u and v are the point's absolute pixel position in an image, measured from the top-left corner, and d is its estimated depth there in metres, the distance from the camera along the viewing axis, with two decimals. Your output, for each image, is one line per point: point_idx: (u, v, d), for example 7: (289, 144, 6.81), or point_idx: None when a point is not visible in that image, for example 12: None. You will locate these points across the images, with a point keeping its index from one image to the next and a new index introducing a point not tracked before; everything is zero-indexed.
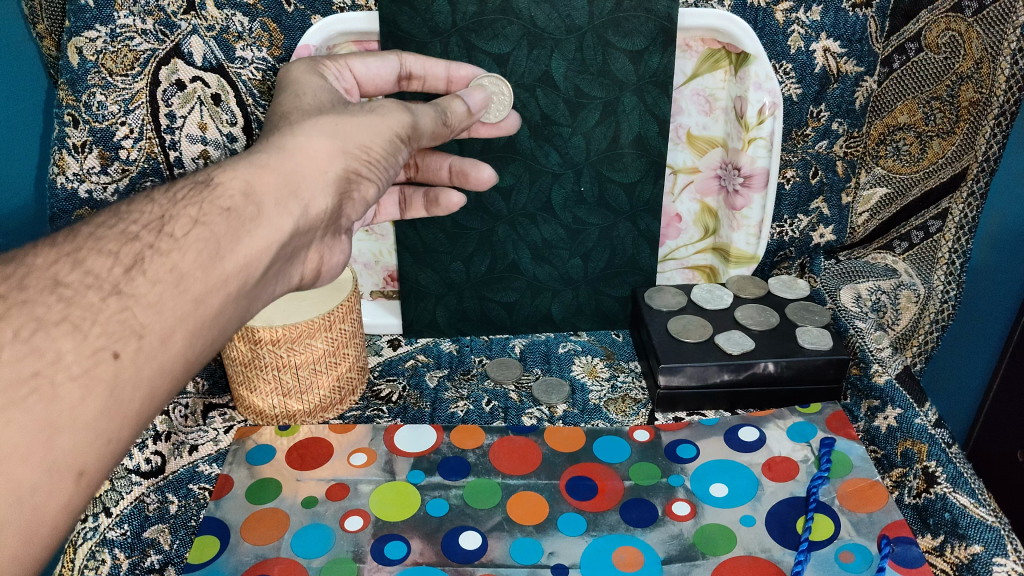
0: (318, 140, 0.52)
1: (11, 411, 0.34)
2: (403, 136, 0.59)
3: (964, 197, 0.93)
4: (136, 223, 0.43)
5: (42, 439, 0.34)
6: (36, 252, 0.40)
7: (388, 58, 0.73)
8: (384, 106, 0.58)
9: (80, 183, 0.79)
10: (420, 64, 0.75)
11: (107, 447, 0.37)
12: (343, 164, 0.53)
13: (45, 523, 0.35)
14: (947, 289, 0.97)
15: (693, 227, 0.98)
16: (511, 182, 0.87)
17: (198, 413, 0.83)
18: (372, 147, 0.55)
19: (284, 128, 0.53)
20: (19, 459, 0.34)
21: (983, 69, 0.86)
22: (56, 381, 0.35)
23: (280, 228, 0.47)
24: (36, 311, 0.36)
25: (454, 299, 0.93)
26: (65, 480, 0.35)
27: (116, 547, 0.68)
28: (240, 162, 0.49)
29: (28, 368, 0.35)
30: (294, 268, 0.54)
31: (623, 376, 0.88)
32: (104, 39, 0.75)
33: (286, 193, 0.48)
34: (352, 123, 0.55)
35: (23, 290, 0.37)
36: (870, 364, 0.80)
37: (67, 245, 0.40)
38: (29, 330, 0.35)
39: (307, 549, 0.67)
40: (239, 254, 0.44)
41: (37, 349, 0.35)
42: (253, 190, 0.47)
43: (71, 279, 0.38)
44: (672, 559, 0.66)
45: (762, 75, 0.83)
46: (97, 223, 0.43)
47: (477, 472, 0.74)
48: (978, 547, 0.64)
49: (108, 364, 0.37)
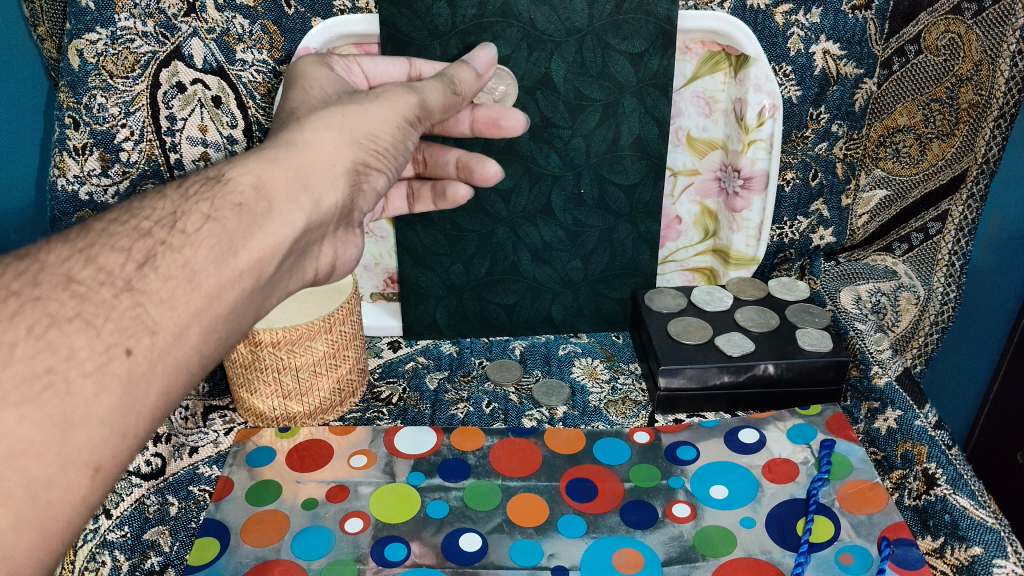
0: (325, 134, 0.52)
1: (26, 408, 0.34)
2: (411, 120, 0.59)
3: (964, 199, 0.93)
4: (148, 220, 0.43)
5: (56, 434, 0.35)
6: (49, 248, 0.40)
7: (399, 60, 0.73)
8: (388, 91, 0.58)
9: (80, 185, 0.79)
10: (430, 67, 0.75)
11: (122, 442, 0.38)
12: (352, 156, 0.53)
13: (60, 518, 0.35)
14: (947, 291, 0.96)
15: (693, 229, 0.98)
16: (512, 183, 0.87)
17: (198, 415, 0.83)
18: (380, 137, 0.55)
19: (291, 123, 0.54)
20: (35, 455, 0.34)
21: (982, 71, 0.86)
22: (70, 377, 0.36)
23: (291, 223, 0.47)
24: (49, 308, 0.36)
25: (454, 301, 0.93)
26: (80, 475, 0.36)
27: (116, 549, 0.69)
28: (251, 157, 0.49)
29: (42, 364, 0.35)
30: (306, 264, 0.54)
31: (623, 378, 0.88)
32: (104, 41, 0.75)
33: (297, 186, 0.48)
34: (360, 115, 0.55)
35: (37, 286, 0.37)
36: (870, 366, 0.80)
37: (80, 241, 0.41)
38: (42, 327, 0.36)
39: (308, 551, 0.67)
40: (251, 249, 0.44)
41: (51, 346, 0.35)
42: (264, 185, 0.47)
43: (84, 276, 0.38)
44: (673, 561, 0.66)
45: (762, 77, 0.83)
46: (110, 219, 0.43)
47: (477, 473, 0.74)
48: (978, 549, 0.64)
49: (121, 360, 0.37)
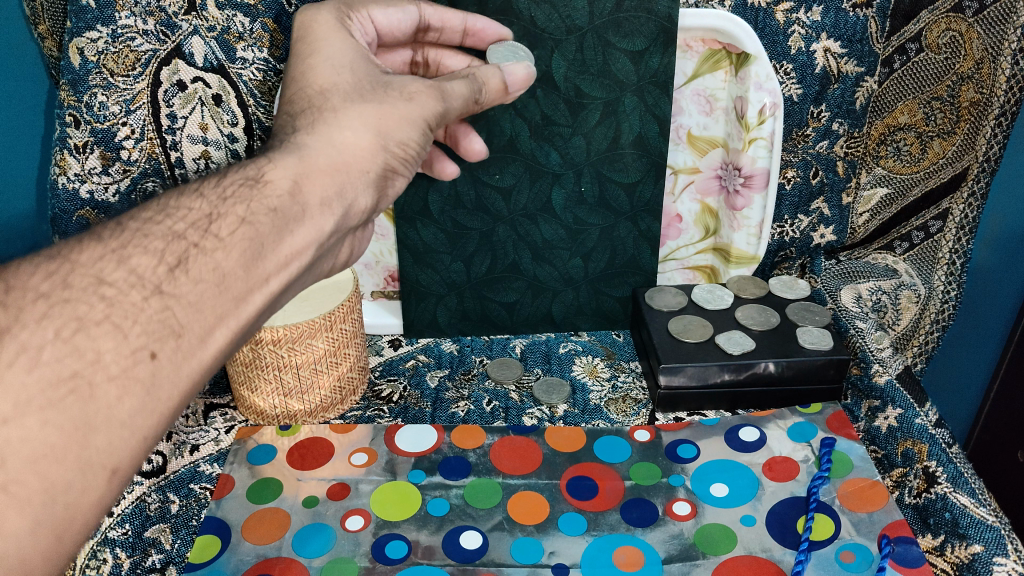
0: (363, 134, 0.53)
1: (49, 412, 0.35)
2: (431, 125, 0.58)
3: (964, 197, 0.94)
4: (182, 221, 0.44)
5: (77, 438, 0.36)
6: (82, 247, 0.41)
7: (409, 9, 0.70)
8: (420, 92, 0.57)
9: (81, 183, 0.79)
10: (439, 15, 0.73)
11: (140, 444, 0.39)
12: (383, 161, 0.53)
13: (75, 519, 0.37)
14: (947, 289, 0.97)
15: (693, 227, 0.98)
16: (512, 181, 0.87)
17: (199, 414, 0.83)
18: (410, 143, 0.56)
19: (326, 111, 0.53)
20: (55, 458, 0.35)
21: (983, 69, 0.86)
22: (95, 381, 0.37)
23: (320, 228, 0.48)
24: (78, 310, 0.38)
25: (454, 300, 0.93)
26: (98, 477, 0.37)
27: (116, 547, 0.69)
28: (287, 155, 0.49)
29: (68, 368, 0.36)
30: (321, 266, 0.55)
31: (623, 376, 0.88)
32: (105, 39, 0.75)
33: (332, 194, 0.49)
34: (394, 114, 0.55)
35: (67, 288, 0.39)
36: (870, 364, 0.80)
37: (113, 241, 0.42)
38: (70, 330, 0.37)
39: (308, 549, 0.67)
40: (281, 252, 0.45)
41: (77, 350, 0.37)
42: (299, 190, 0.48)
43: (115, 278, 0.40)
44: (673, 559, 0.66)
45: (763, 76, 0.83)
46: (145, 217, 0.44)
47: (478, 471, 0.74)
48: (978, 547, 0.64)
49: (146, 364, 0.38)
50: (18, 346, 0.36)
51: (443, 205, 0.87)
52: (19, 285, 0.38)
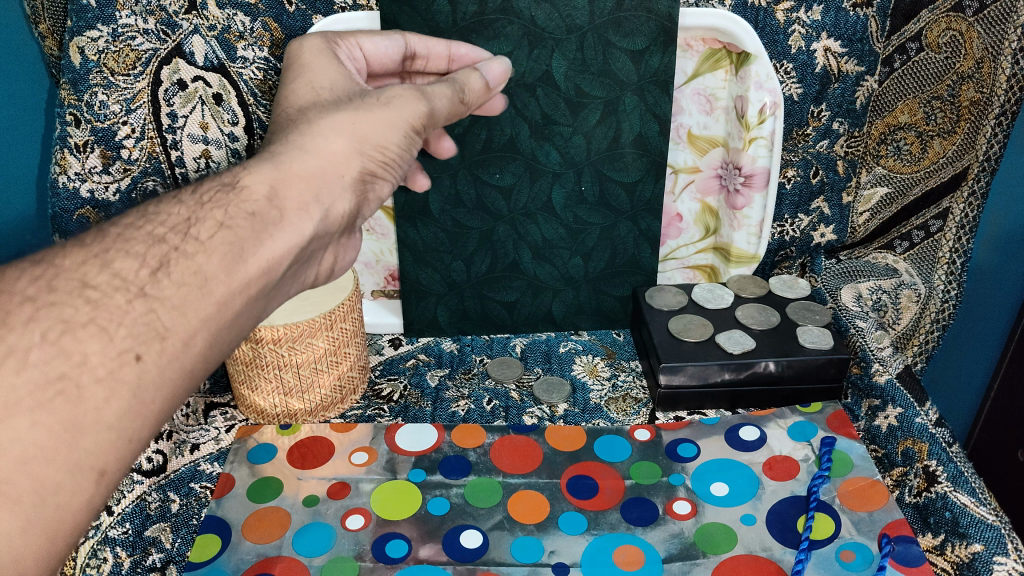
0: (333, 142, 0.52)
1: (39, 414, 0.35)
2: (417, 128, 0.58)
3: (964, 196, 0.93)
4: (163, 225, 0.44)
5: (66, 440, 0.36)
6: (66, 253, 0.41)
7: (394, 36, 0.70)
8: (397, 94, 0.57)
9: (81, 182, 0.79)
10: (425, 43, 0.73)
11: (128, 446, 0.39)
12: (359, 165, 0.53)
13: (68, 519, 0.36)
14: (947, 289, 0.97)
15: (693, 227, 0.98)
16: (512, 180, 0.87)
17: (199, 413, 0.83)
18: (388, 146, 0.55)
19: (301, 123, 0.53)
20: (45, 460, 0.35)
21: (983, 68, 0.86)
22: (82, 383, 0.37)
23: (302, 232, 0.48)
24: (64, 313, 0.38)
25: (455, 299, 0.93)
26: (87, 479, 0.37)
27: (116, 546, 0.69)
28: (263, 163, 0.50)
29: (55, 370, 0.36)
30: (309, 269, 0.55)
31: (623, 376, 0.88)
32: (105, 38, 0.75)
33: (309, 197, 0.49)
34: (369, 120, 0.55)
35: (52, 291, 0.39)
36: (870, 364, 0.80)
37: (95, 246, 0.42)
38: (56, 332, 0.37)
39: (309, 548, 0.67)
40: (262, 256, 0.45)
41: (65, 352, 0.37)
42: (277, 194, 0.48)
43: (98, 281, 0.40)
44: (673, 559, 0.66)
45: (763, 75, 0.83)
46: (125, 223, 0.44)
47: (478, 470, 0.74)
48: (978, 547, 0.64)
49: (131, 366, 0.39)
50: (6, 347, 0.36)
51: (443, 205, 0.87)
52: (6, 289, 0.38)
